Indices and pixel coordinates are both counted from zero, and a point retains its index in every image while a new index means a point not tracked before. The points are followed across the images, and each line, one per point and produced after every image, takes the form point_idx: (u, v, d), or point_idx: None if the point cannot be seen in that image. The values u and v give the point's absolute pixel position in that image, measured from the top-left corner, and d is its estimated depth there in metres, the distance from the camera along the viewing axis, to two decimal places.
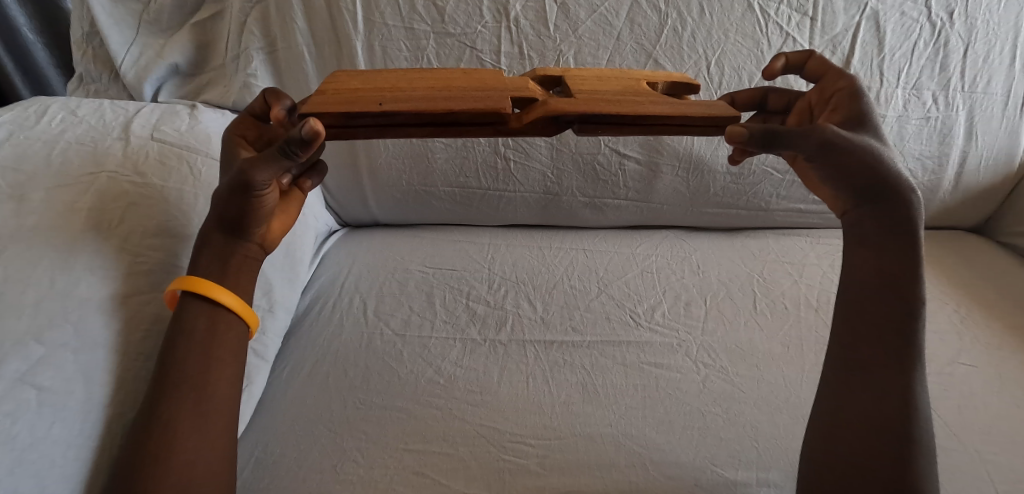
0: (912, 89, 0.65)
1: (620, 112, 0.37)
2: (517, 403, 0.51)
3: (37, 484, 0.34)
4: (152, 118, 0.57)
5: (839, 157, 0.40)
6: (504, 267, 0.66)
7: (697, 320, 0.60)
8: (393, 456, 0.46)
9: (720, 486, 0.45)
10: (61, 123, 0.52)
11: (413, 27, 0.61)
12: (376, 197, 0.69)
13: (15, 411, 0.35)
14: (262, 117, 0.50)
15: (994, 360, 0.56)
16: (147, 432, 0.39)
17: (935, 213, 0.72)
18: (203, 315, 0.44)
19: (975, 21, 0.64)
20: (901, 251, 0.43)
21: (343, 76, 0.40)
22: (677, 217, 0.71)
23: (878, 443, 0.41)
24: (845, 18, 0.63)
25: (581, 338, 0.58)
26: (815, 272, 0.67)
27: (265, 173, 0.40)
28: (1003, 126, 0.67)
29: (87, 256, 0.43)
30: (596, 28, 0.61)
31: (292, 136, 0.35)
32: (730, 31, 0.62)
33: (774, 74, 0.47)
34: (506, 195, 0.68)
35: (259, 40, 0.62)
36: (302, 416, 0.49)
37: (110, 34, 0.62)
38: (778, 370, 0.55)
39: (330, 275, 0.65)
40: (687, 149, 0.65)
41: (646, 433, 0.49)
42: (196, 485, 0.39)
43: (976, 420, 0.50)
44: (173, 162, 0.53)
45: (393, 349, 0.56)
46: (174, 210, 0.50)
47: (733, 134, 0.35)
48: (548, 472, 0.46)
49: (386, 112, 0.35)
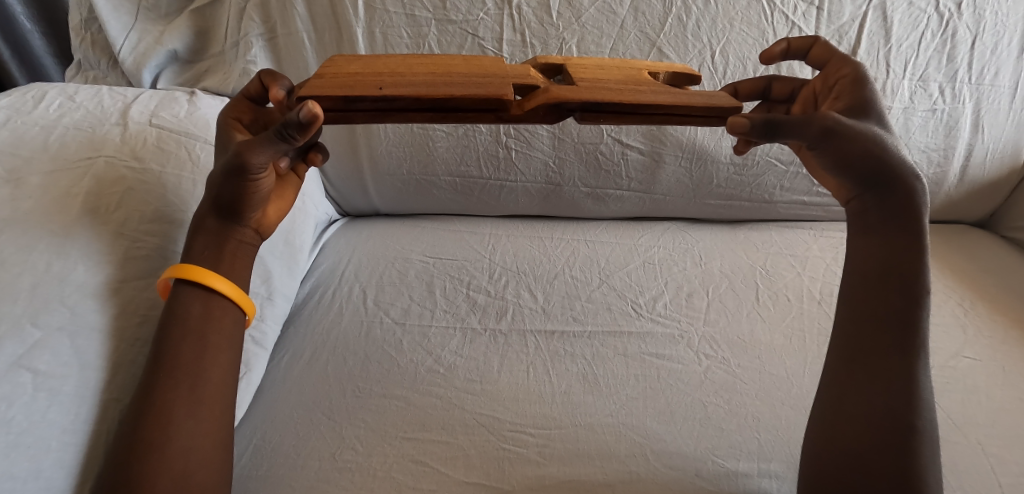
0: (919, 80, 0.64)
1: (622, 100, 0.37)
2: (517, 392, 0.50)
3: (32, 468, 0.34)
4: (150, 104, 0.56)
5: (843, 144, 0.39)
6: (505, 258, 0.65)
7: (698, 311, 0.59)
8: (392, 444, 0.46)
9: (721, 478, 0.45)
10: (60, 108, 0.52)
11: (414, 13, 0.60)
12: (376, 186, 0.68)
13: (11, 394, 0.35)
14: (257, 101, 0.50)
15: (997, 353, 0.56)
16: (143, 418, 0.39)
17: (940, 206, 0.72)
18: (196, 300, 0.44)
19: (983, 11, 0.63)
20: (903, 240, 0.43)
21: (341, 61, 0.40)
22: (679, 209, 0.71)
23: (882, 434, 0.41)
24: (851, 8, 0.62)
25: (582, 328, 0.57)
26: (818, 265, 0.66)
27: (260, 157, 0.40)
28: (1011, 118, 0.67)
29: (83, 240, 0.42)
30: (599, 16, 0.61)
31: (290, 119, 0.34)
32: (735, 19, 0.61)
33: (773, 58, 0.47)
34: (507, 185, 0.67)
35: (258, 26, 0.61)
36: (300, 403, 0.49)
37: (108, 20, 0.62)
38: (780, 362, 0.54)
39: (329, 264, 0.64)
40: (689, 139, 0.65)
41: (646, 423, 0.48)
42: (191, 474, 0.39)
43: (978, 412, 0.50)
44: (171, 147, 0.52)
45: (393, 337, 0.55)
46: (172, 195, 0.49)
47: (736, 124, 0.34)
48: (548, 461, 0.45)
49: (386, 97, 0.35)
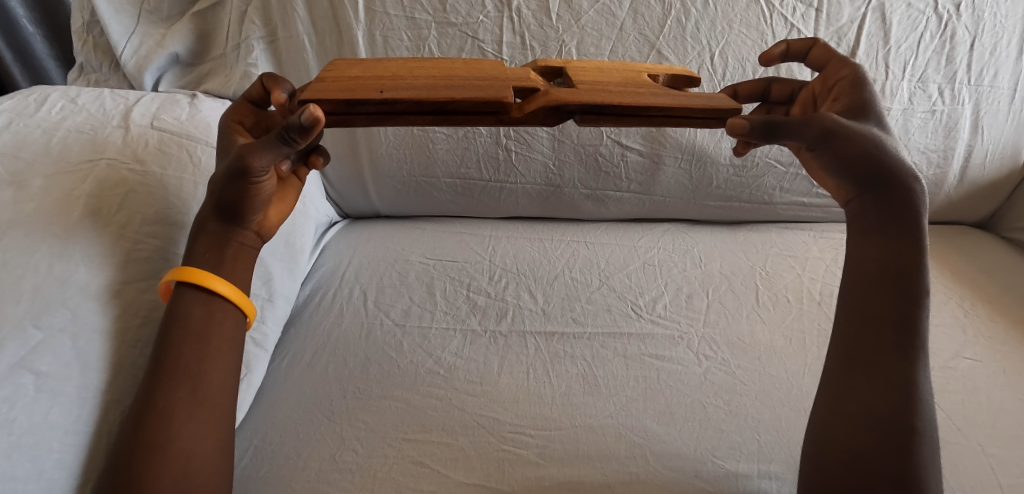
0: (918, 82, 0.65)
1: (621, 102, 0.37)
2: (517, 393, 0.51)
3: (34, 469, 0.34)
4: (151, 106, 0.56)
5: (842, 145, 0.39)
6: (505, 259, 0.65)
7: (698, 313, 0.59)
8: (392, 445, 0.46)
9: (721, 479, 0.45)
10: (62, 111, 0.52)
11: (414, 16, 0.60)
12: (376, 188, 0.69)
13: (13, 395, 0.35)
14: (259, 105, 0.50)
15: (997, 354, 0.56)
16: (143, 420, 0.39)
17: (940, 207, 0.72)
18: (198, 303, 0.44)
19: (982, 13, 0.63)
20: (902, 240, 0.43)
21: (342, 64, 0.40)
22: (679, 210, 0.71)
23: (881, 435, 0.41)
24: (850, 9, 0.62)
25: (582, 330, 0.57)
26: (818, 266, 0.66)
27: (262, 160, 0.40)
28: (1010, 119, 0.67)
29: (85, 242, 0.42)
30: (599, 19, 0.61)
31: (292, 123, 0.35)
32: (734, 21, 0.62)
33: (773, 60, 0.47)
34: (507, 187, 0.67)
35: (259, 29, 0.62)
36: (300, 404, 0.49)
37: (110, 23, 0.62)
38: (780, 363, 0.54)
39: (329, 266, 0.64)
40: (689, 141, 0.65)
41: (646, 424, 0.48)
42: (192, 476, 0.39)
43: (978, 413, 0.50)
44: (172, 149, 0.53)
45: (393, 339, 0.56)
46: (173, 197, 0.49)
47: (735, 126, 0.35)
48: (548, 462, 0.45)
49: (387, 100, 0.35)
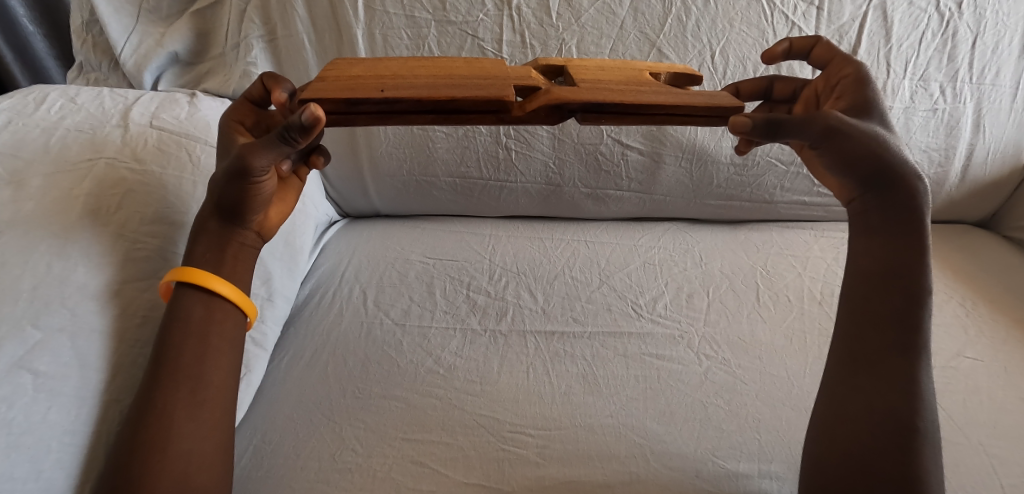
0: (920, 80, 0.64)
1: (622, 101, 0.37)
2: (517, 393, 0.50)
3: (33, 469, 0.34)
4: (150, 106, 0.56)
5: (844, 144, 0.39)
6: (505, 259, 0.65)
7: (698, 312, 0.59)
8: (392, 444, 0.46)
9: (721, 479, 0.45)
10: (61, 110, 0.52)
11: (414, 14, 0.60)
12: (376, 187, 0.68)
13: (11, 395, 0.35)
14: (259, 104, 0.50)
15: (998, 353, 0.55)
16: (143, 420, 0.39)
17: (942, 205, 0.72)
18: (198, 303, 0.44)
19: (984, 11, 0.63)
20: (904, 240, 0.43)
21: (343, 63, 0.40)
22: (679, 209, 0.71)
23: (882, 434, 0.41)
24: (851, 7, 0.62)
25: (582, 329, 0.57)
26: (819, 265, 0.66)
27: (263, 159, 0.40)
28: (1012, 117, 0.66)
29: (84, 242, 0.42)
30: (599, 17, 0.61)
31: (292, 122, 0.34)
32: (735, 20, 0.61)
33: (775, 58, 0.47)
34: (507, 186, 0.67)
35: (258, 28, 0.61)
36: (300, 404, 0.49)
37: (109, 22, 0.62)
38: (781, 362, 0.54)
39: (329, 266, 0.64)
40: (689, 139, 0.65)
41: (646, 424, 0.48)
42: (192, 476, 0.39)
43: (980, 412, 0.49)
44: (171, 149, 0.53)
45: (393, 338, 0.55)
46: (172, 196, 0.49)
47: (737, 124, 0.35)
48: (548, 462, 0.45)
49: (387, 99, 0.35)
